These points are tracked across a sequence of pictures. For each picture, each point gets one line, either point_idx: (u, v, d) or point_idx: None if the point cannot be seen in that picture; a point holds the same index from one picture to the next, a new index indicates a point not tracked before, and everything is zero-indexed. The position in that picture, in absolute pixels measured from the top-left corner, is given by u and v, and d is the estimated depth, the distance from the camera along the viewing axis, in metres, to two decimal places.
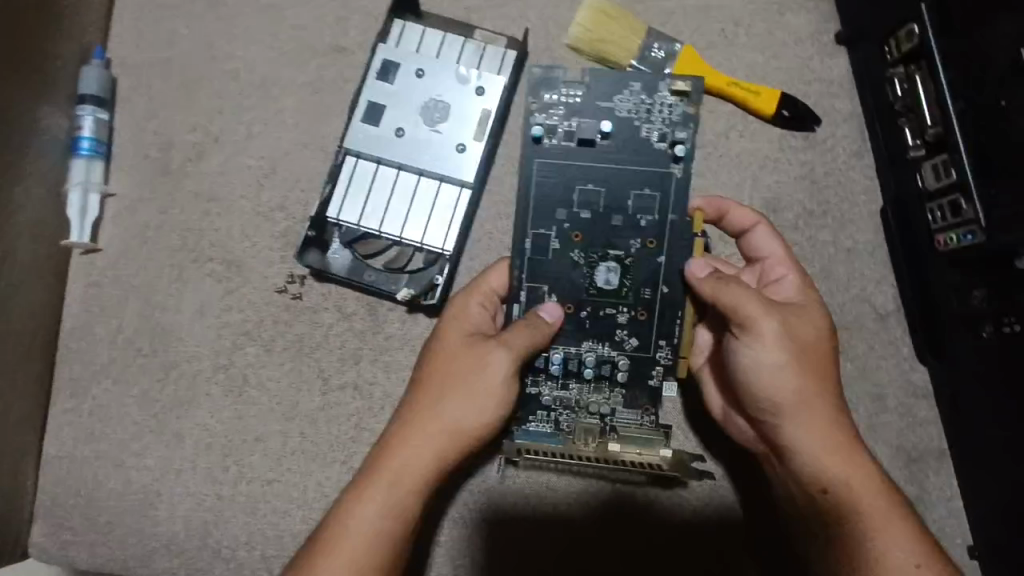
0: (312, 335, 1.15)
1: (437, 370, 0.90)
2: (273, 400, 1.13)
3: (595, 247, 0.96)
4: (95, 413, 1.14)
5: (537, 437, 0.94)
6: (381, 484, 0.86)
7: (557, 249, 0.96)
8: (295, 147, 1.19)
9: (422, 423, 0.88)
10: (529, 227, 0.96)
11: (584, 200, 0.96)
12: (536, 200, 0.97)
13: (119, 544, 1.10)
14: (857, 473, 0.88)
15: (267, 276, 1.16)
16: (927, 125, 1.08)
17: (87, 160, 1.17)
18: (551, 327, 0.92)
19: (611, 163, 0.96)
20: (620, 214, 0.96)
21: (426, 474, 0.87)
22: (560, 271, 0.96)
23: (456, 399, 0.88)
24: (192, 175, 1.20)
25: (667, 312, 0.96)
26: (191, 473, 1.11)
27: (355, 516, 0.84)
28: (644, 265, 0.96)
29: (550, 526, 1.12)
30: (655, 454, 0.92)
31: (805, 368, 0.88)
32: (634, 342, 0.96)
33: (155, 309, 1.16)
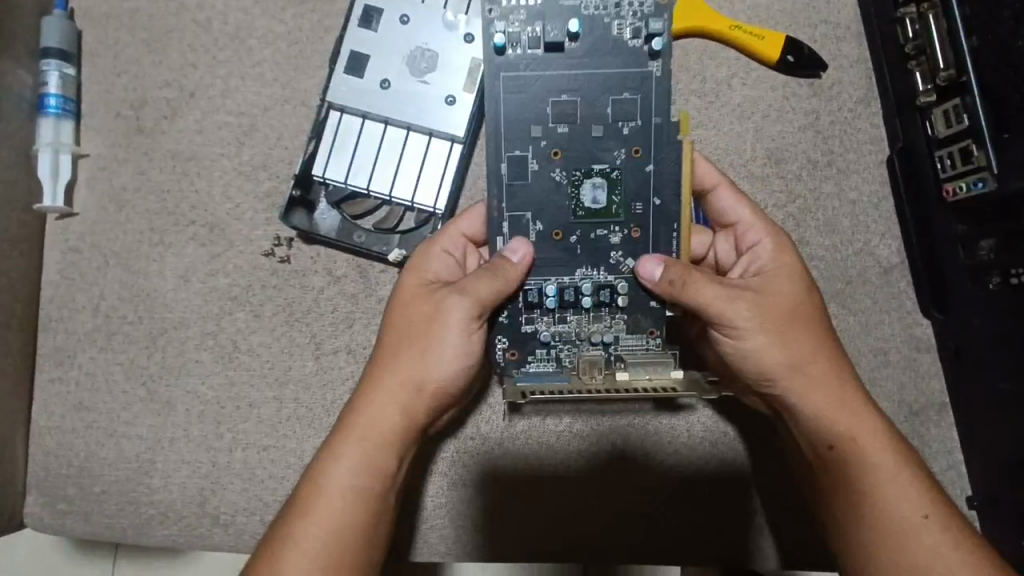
0: (302, 299, 1.11)
1: (398, 324, 0.89)
2: (265, 366, 1.10)
3: (576, 165, 0.89)
4: (83, 382, 1.11)
5: (539, 378, 0.87)
6: (351, 442, 0.87)
7: (535, 172, 0.89)
8: (276, 103, 1.13)
9: (386, 379, 0.88)
10: (504, 150, 0.89)
11: (559, 114, 0.89)
12: (508, 120, 0.89)
13: (116, 513, 1.09)
14: (858, 430, 0.87)
15: (252, 239, 1.12)
16: (939, 67, 1.04)
17: (55, 118, 1.11)
18: (518, 270, 0.85)
19: (582, 69, 0.89)
20: (600, 124, 0.88)
21: (393, 428, 0.88)
22: (542, 195, 0.89)
23: (417, 352, 0.87)
24: (167, 134, 1.14)
25: (661, 227, 0.89)
26: (185, 441, 1.09)
27: (329, 474, 0.86)
28: (633, 177, 0.88)
29: (543, 484, 1.12)
30: (667, 377, 0.85)
31: (791, 343, 0.86)
32: (631, 263, 0.89)
33: (138, 275, 1.12)
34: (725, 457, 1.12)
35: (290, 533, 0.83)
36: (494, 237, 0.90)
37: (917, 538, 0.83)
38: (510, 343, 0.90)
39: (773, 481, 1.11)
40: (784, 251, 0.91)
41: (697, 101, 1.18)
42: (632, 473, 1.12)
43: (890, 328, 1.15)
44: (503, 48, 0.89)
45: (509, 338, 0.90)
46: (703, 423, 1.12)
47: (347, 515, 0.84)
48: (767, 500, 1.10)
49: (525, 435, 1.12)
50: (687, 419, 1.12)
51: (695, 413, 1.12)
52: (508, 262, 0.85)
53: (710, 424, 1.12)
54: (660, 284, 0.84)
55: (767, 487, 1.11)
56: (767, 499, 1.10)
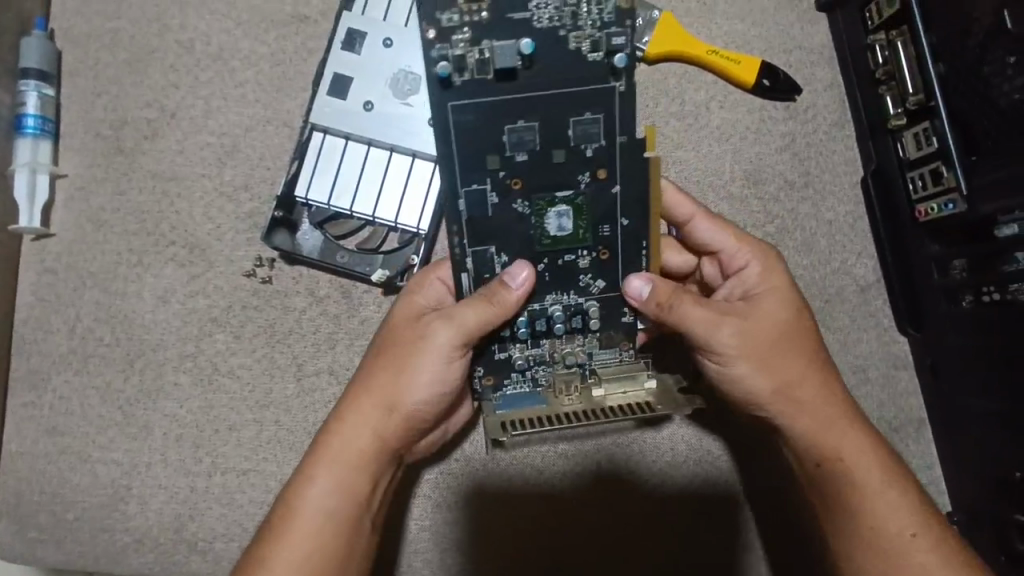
0: (284, 320, 1.11)
1: (387, 346, 0.89)
2: (245, 388, 1.09)
3: (538, 194, 0.83)
4: (56, 406, 1.08)
5: (515, 399, 0.87)
6: (326, 464, 0.87)
7: (495, 205, 0.84)
8: (258, 124, 1.13)
9: (362, 402, 0.88)
10: (459, 185, 0.83)
11: (515, 141, 0.80)
12: (460, 155, 0.81)
13: (90, 541, 1.06)
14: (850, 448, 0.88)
15: (234, 260, 1.11)
16: (909, 92, 1.07)
17: (32, 139, 1.09)
18: (512, 295, 0.83)
19: (539, 88, 0.79)
20: (563, 147, 0.81)
21: (367, 451, 0.88)
22: (505, 227, 0.85)
23: (395, 376, 0.88)
24: (148, 153, 1.13)
25: (630, 244, 0.87)
26: (162, 466, 1.07)
27: (305, 494, 0.86)
28: (600, 202, 0.84)
29: (528, 504, 1.11)
30: (641, 388, 0.85)
31: (777, 365, 0.86)
32: (601, 284, 0.88)
33: (115, 296, 1.10)
34: (710, 471, 1.12)
35: (266, 555, 0.83)
36: (459, 275, 0.88)
37: (908, 556, 0.84)
38: (487, 371, 0.90)
39: (758, 496, 1.11)
40: (771, 274, 0.91)
41: (676, 123, 1.20)
42: (616, 491, 1.12)
43: (867, 346, 1.17)
44: (450, 75, 0.78)
45: (484, 365, 0.90)
46: (687, 439, 1.12)
47: (327, 537, 0.85)
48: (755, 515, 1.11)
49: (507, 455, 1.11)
50: (671, 436, 1.12)
51: (678, 429, 1.12)
52: (506, 287, 0.83)
53: (699, 442, 1.12)
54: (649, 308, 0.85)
55: (753, 502, 1.11)
56: (754, 514, 1.11)
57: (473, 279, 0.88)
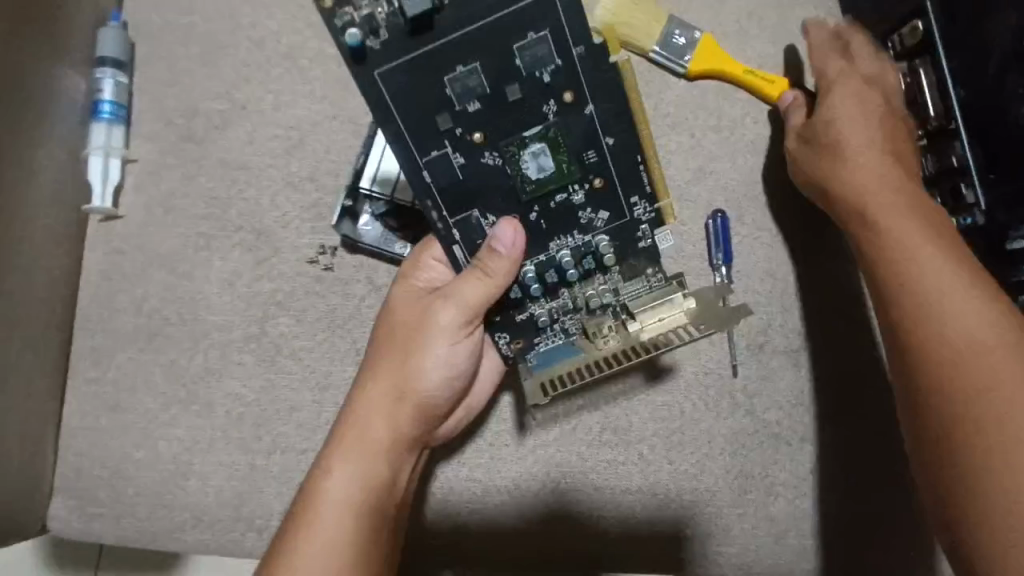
0: (345, 306, 1.15)
1: (392, 336, 0.99)
2: (306, 371, 1.13)
3: (505, 140, 0.85)
4: (119, 382, 1.11)
5: (552, 355, 0.94)
6: (344, 451, 0.95)
7: (463, 164, 0.86)
8: (325, 119, 1.18)
9: (374, 390, 0.97)
10: (420, 157, 0.85)
11: (463, 93, 0.81)
12: (412, 126, 0.83)
13: (148, 516, 1.08)
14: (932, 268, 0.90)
15: (298, 247, 1.15)
16: (930, 117, 1.17)
17: (107, 124, 1.15)
18: (504, 259, 0.87)
19: (468, 28, 0.78)
20: (516, 82, 0.82)
21: (382, 434, 0.96)
22: (483, 182, 0.88)
23: (406, 363, 0.97)
24: (218, 143, 1.17)
25: (620, 164, 0.89)
26: (223, 444, 1.10)
27: (324, 482, 0.93)
28: (574, 126, 0.85)
29: (573, 490, 1.20)
30: (675, 314, 0.91)
31: (842, 158, 1.06)
32: (604, 214, 0.92)
33: (181, 278, 1.14)
34: (744, 463, 1.23)
35: (295, 538, 0.89)
36: (451, 248, 0.92)
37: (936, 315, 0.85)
38: (512, 336, 0.97)
39: (784, 489, 1.23)
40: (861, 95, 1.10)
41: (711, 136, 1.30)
42: (656, 478, 1.22)
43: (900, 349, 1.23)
44: (367, 45, 0.78)
45: (511, 332, 0.97)
46: (724, 432, 1.23)
47: (347, 515, 0.91)
48: (778, 506, 1.22)
49: (553, 443, 1.21)
50: (709, 431, 1.23)
51: (717, 423, 1.23)
52: (494, 253, 0.87)
53: (733, 438, 1.23)
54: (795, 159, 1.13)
55: (776, 494, 1.22)
56: (784, 506, 1.22)
57: (465, 249, 0.92)
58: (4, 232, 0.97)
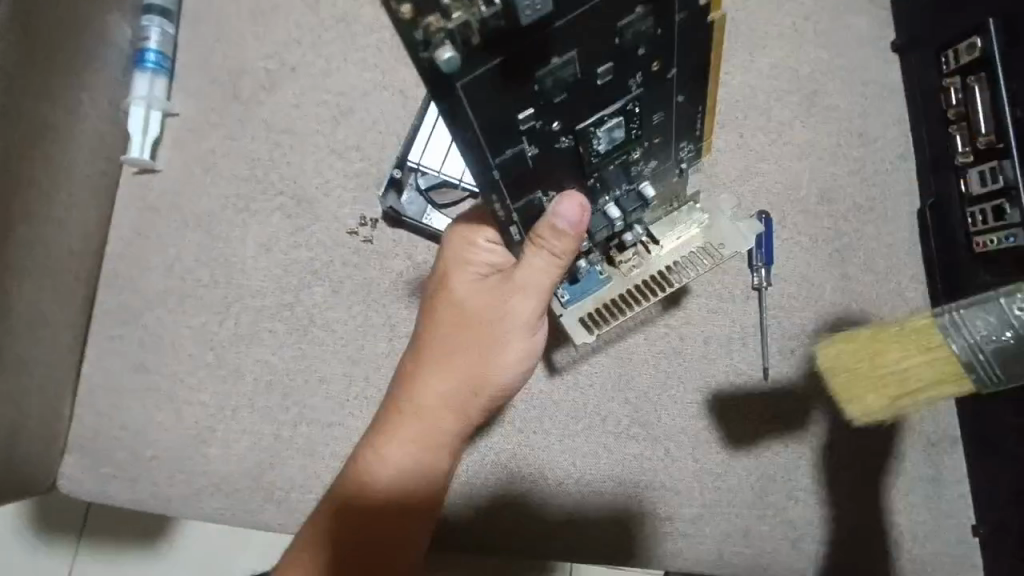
0: (381, 281, 1.11)
1: (452, 319, 0.93)
2: (338, 343, 1.09)
3: (581, 121, 0.73)
4: (144, 339, 1.07)
5: (579, 284, 0.97)
6: (399, 441, 0.91)
7: (536, 155, 0.75)
8: (374, 88, 1.16)
9: (433, 377, 0.93)
10: (493, 158, 0.71)
11: (554, 86, 0.65)
12: (490, 132, 0.68)
13: (165, 480, 1.04)
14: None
15: (339, 217, 1.12)
16: (980, 133, 1.16)
17: (152, 74, 1.11)
18: (569, 236, 0.80)
19: (569, 14, 0.58)
20: (609, 59, 0.67)
21: (441, 422, 0.93)
22: (550, 165, 0.78)
23: (469, 351, 0.92)
24: (264, 104, 1.14)
25: (678, 121, 0.84)
26: (249, 412, 1.06)
27: (377, 470, 0.90)
28: (652, 94, 0.75)
29: (592, 479, 1.13)
30: (691, 237, 0.98)
31: None
32: (652, 164, 0.88)
33: (216, 240, 1.10)
34: (776, 471, 1.13)
35: (345, 524, 0.88)
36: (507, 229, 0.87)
37: None
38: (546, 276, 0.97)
39: (819, 502, 1.12)
40: None
41: (757, 141, 1.29)
42: (682, 477, 1.13)
43: None
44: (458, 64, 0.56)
45: None
46: (746, 436, 1.15)
47: (398, 501, 0.90)
48: (814, 518, 1.12)
49: (575, 431, 1.15)
50: (739, 431, 1.15)
51: (744, 425, 1.15)
52: (561, 230, 0.80)
53: (771, 445, 1.14)
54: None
55: (812, 510, 1.12)
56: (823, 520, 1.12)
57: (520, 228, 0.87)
58: (39, 171, 0.95)
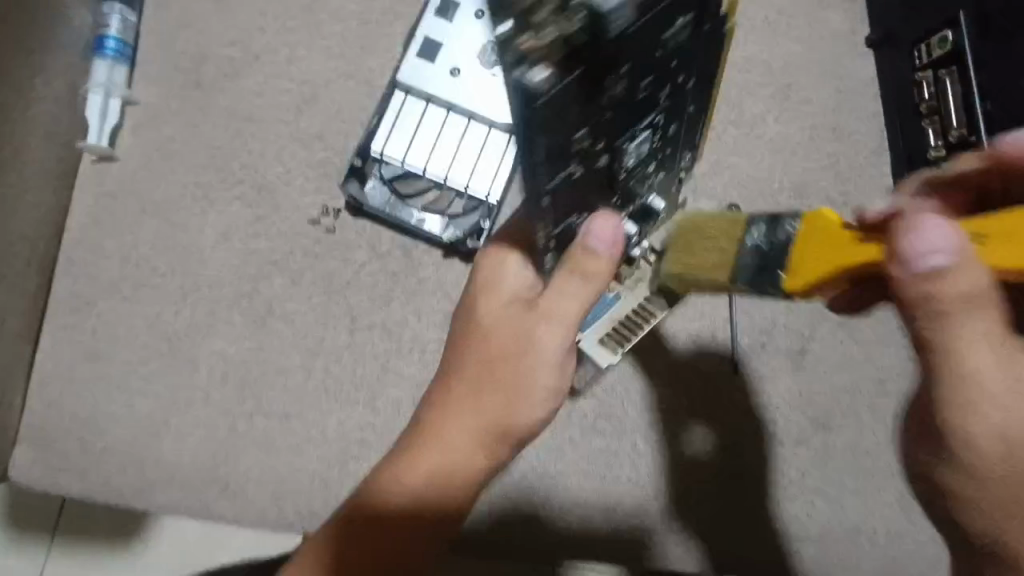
0: (343, 271, 1.09)
1: (483, 348, 0.81)
2: (296, 335, 1.06)
3: (619, 139, 0.66)
4: (98, 328, 1.05)
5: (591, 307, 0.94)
6: (424, 485, 0.77)
7: (579, 181, 0.66)
8: (340, 77, 1.14)
9: (461, 416, 0.80)
10: (547, 184, 0.61)
11: (609, 103, 0.58)
12: (550, 159, 0.58)
13: (116, 473, 1.01)
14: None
15: (300, 207, 1.11)
16: (952, 127, 1.16)
17: (111, 61, 1.10)
18: (606, 256, 0.74)
19: (641, 19, 0.52)
20: (651, 72, 0.60)
21: (470, 472, 0.79)
22: (586, 191, 0.70)
23: (500, 390, 0.80)
24: (226, 92, 1.13)
25: (688, 130, 0.81)
26: (204, 404, 1.04)
27: (394, 518, 0.76)
28: (676, 105, 0.71)
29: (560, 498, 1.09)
30: None
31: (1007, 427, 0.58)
32: (661, 176, 0.85)
33: (175, 228, 1.08)
34: (746, 468, 1.10)
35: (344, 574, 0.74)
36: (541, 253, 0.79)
37: None
38: None
39: (791, 499, 1.10)
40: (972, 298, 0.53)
41: (729, 135, 1.28)
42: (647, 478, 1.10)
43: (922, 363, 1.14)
44: (543, 82, 0.49)
45: None
46: (714, 428, 1.12)
47: (411, 543, 0.76)
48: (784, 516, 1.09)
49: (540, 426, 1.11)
50: (709, 424, 1.12)
51: (715, 421, 1.12)
52: (602, 251, 0.74)
53: (740, 440, 1.11)
54: (956, 260, 0.52)
55: (787, 510, 1.09)
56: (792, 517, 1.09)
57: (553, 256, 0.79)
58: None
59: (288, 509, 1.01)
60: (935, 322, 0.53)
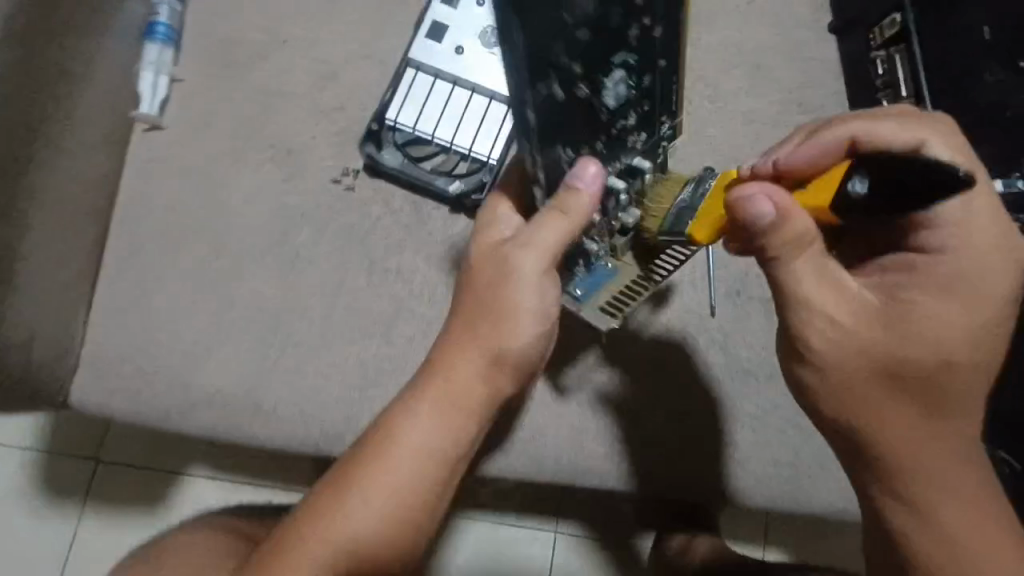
0: (361, 223, 1.24)
1: (479, 287, 1.00)
2: (321, 278, 1.22)
3: (596, 67, 0.86)
4: (148, 272, 1.20)
5: (592, 278, 1.09)
6: (428, 405, 0.97)
7: (561, 98, 0.85)
8: (358, 58, 1.30)
9: (461, 348, 0.99)
10: (528, 90, 0.81)
11: (578, 21, 0.80)
12: (531, 57, 0.79)
13: (163, 395, 1.16)
14: (936, 307, 0.92)
15: (324, 168, 1.26)
16: (903, 96, 1.34)
17: (161, 44, 1.27)
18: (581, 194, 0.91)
19: None
20: (614, 7, 0.82)
21: (466, 396, 0.98)
22: (569, 114, 0.88)
23: (491, 324, 0.98)
24: (259, 70, 1.29)
25: (667, 92, 0.94)
26: (240, 336, 1.19)
27: (403, 430, 0.96)
28: (647, 54, 0.88)
29: (556, 426, 1.25)
30: None
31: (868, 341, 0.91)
32: (643, 139, 0.97)
33: (215, 186, 1.24)
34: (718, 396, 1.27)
35: (363, 473, 0.94)
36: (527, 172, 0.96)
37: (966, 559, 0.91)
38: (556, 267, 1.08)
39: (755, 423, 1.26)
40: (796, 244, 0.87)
41: (704, 109, 1.43)
42: (632, 405, 1.26)
43: None
44: None
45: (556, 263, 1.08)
46: (690, 362, 1.28)
47: (416, 450, 0.96)
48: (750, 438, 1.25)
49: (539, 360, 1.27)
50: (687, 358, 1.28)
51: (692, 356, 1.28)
52: (578, 189, 0.91)
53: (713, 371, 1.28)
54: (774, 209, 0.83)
55: (752, 432, 1.26)
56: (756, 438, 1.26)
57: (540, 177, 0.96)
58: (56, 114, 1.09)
59: (314, 426, 1.16)
60: (777, 254, 0.87)
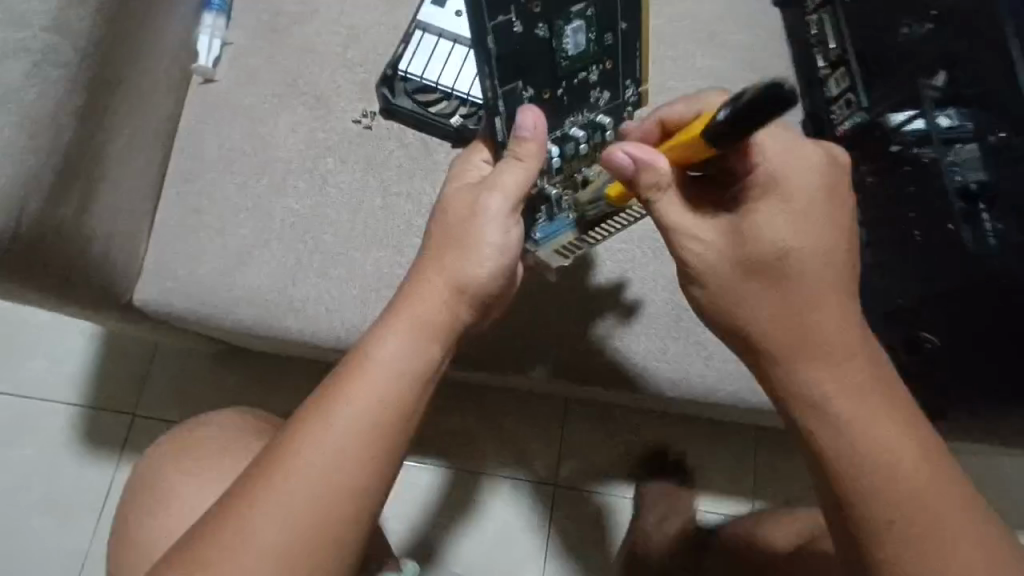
0: (378, 154, 1.49)
1: (450, 222, 1.09)
2: (344, 198, 1.46)
3: (555, 15, 1.16)
4: (200, 192, 1.44)
5: (551, 228, 1.25)
6: (398, 330, 1.02)
7: (520, 34, 1.15)
8: (376, 24, 1.57)
9: (432, 278, 1.06)
10: (488, 21, 1.12)
11: None
12: None
13: (212, 291, 1.38)
14: (784, 211, 1.00)
15: (347, 110, 1.51)
16: (832, 49, 1.61)
17: (216, 14, 1.54)
18: (528, 138, 1.09)
19: None
20: None
21: (434, 321, 1.04)
22: (532, 52, 1.17)
23: (460, 254, 1.07)
24: (295, 34, 1.56)
25: (626, 56, 1.25)
26: (276, 244, 1.42)
27: (376, 355, 1.00)
28: (601, 16, 1.20)
29: (542, 337, 1.46)
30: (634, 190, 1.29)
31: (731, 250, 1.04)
32: (606, 95, 1.27)
33: (257, 125, 1.49)
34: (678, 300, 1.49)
35: (334, 393, 0.97)
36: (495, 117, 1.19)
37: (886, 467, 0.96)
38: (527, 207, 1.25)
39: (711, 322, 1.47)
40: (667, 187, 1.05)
41: None
42: (604, 306, 1.48)
43: None
44: None
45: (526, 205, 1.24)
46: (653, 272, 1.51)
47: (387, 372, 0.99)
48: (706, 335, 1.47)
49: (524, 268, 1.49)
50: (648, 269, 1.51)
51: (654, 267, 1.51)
52: (524, 137, 1.09)
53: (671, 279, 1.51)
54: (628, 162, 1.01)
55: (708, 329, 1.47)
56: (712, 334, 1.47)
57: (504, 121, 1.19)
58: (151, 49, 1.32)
59: (337, 317, 1.38)
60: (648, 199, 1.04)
